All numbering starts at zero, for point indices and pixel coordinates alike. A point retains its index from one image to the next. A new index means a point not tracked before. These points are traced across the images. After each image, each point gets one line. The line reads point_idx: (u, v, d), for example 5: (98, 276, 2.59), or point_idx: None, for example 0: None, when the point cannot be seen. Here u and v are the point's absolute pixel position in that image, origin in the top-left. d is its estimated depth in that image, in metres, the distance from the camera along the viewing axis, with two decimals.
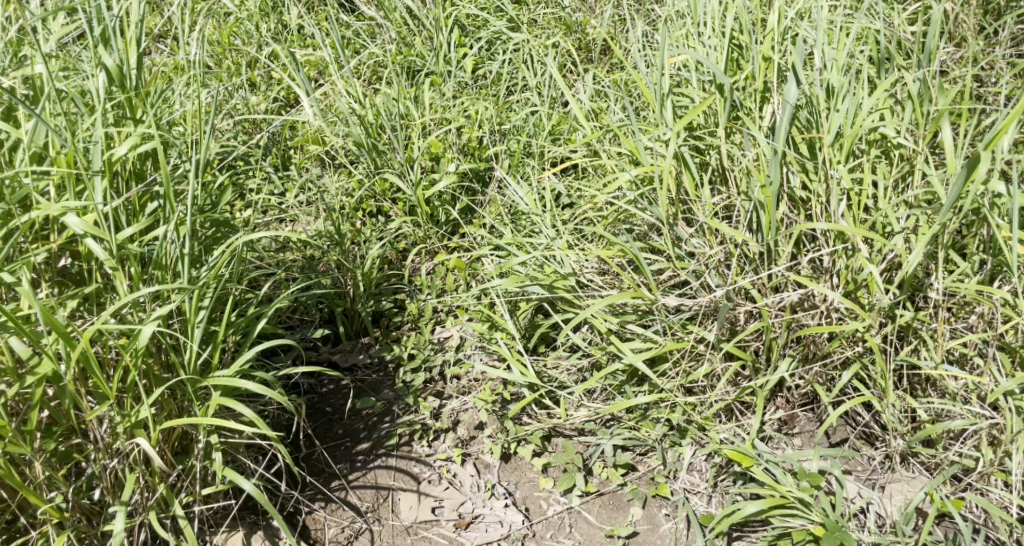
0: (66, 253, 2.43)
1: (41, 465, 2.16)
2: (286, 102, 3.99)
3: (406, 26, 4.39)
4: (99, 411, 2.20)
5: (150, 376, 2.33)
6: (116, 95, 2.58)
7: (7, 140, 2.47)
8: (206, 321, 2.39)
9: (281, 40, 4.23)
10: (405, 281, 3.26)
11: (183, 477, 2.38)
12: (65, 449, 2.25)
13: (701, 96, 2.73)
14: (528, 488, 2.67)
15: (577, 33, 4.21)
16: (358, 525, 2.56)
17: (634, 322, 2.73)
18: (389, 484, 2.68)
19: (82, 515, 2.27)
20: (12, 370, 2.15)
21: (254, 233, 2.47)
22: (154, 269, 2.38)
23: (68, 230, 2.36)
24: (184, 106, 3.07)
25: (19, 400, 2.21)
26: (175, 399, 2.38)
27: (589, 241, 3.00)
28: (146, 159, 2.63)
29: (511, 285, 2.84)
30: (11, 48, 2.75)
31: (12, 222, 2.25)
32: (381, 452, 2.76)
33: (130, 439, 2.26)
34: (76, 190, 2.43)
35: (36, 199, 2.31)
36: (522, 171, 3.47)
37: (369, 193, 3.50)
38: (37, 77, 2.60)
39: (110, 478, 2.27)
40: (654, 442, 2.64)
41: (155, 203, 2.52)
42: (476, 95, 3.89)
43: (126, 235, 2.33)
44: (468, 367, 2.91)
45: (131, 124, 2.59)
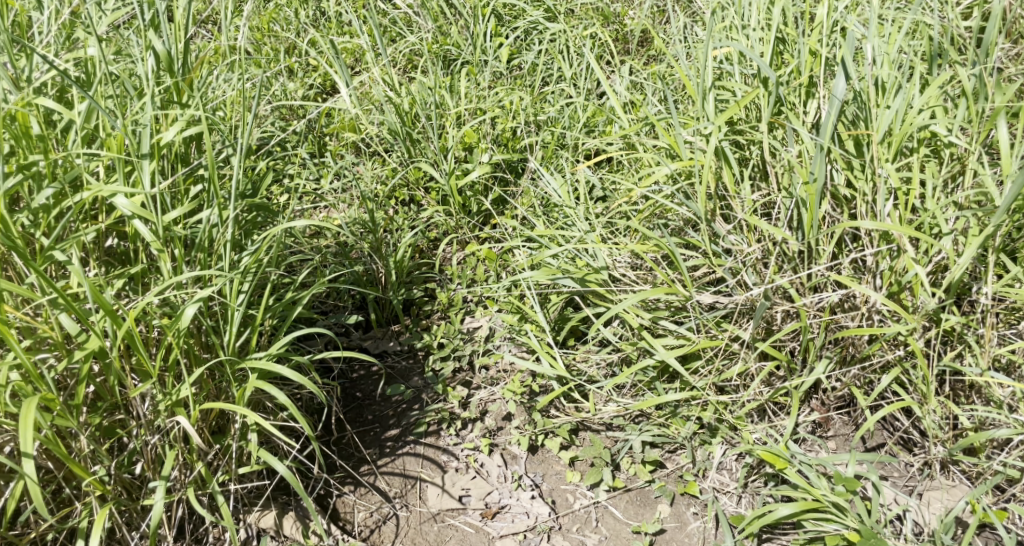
0: (112, 233, 2.46)
1: (86, 439, 2.19)
2: (323, 90, 3.99)
3: (443, 15, 4.38)
4: (142, 389, 2.23)
5: (191, 356, 2.35)
6: (163, 79, 2.60)
7: (59, 122, 2.50)
8: (245, 304, 2.40)
9: (319, 26, 4.24)
10: (436, 270, 3.26)
11: (220, 456, 2.40)
12: (109, 424, 2.27)
13: (742, 90, 2.69)
14: (555, 480, 2.66)
15: (614, 25, 4.19)
16: (386, 510, 2.58)
17: (667, 318, 2.69)
18: (416, 471, 2.69)
19: (123, 489, 2.29)
20: (61, 346, 2.18)
21: (294, 219, 2.47)
22: (197, 251, 2.40)
23: (116, 211, 2.39)
24: (226, 90, 3.08)
25: (66, 374, 2.23)
26: (214, 380, 2.40)
27: (622, 235, 2.98)
28: (191, 143, 2.65)
29: (541, 277, 2.83)
30: (63, 31, 2.78)
31: (64, 202, 2.28)
32: (409, 438, 2.77)
33: (171, 417, 2.28)
34: (124, 171, 2.46)
35: (87, 179, 2.34)
36: (556, 163, 3.45)
37: (402, 181, 3.50)
38: (88, 60, 2.62)
39: (151, 455, 2.31)
40: (683, 440, 2.62)
41: (199, 187, 2.54)
42: (511, 85, 3.88)
43: (171, 217, 2.34)
44: (498, 358, 2.90)
45: (178, 108, 2.61)
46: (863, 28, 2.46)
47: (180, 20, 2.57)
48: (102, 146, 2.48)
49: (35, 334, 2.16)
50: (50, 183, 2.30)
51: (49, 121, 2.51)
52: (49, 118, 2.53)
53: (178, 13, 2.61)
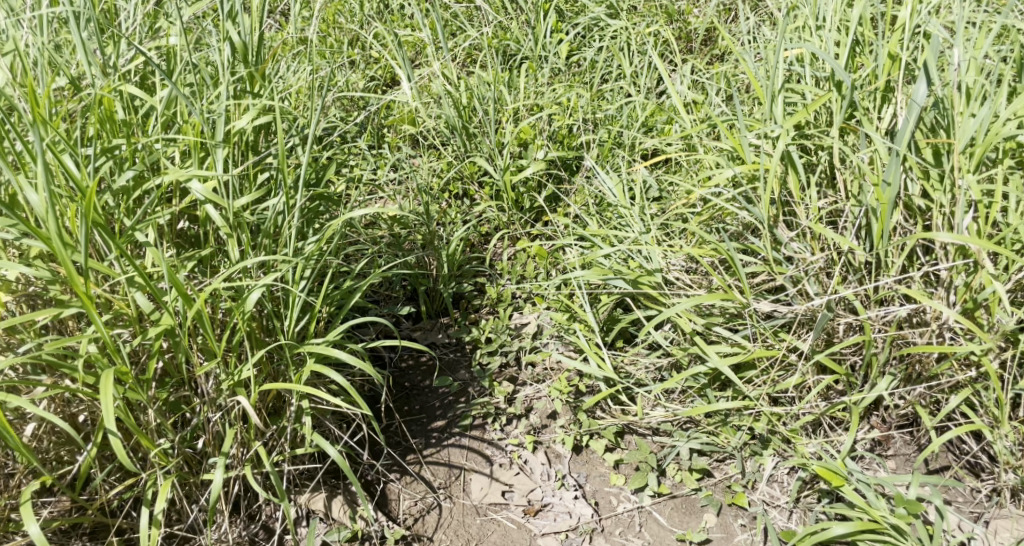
0: (184, 216, 2.49)
1: (153, 413, 2.22)
2: (383, 82, 4.01)
3: (504, 10, 4.36)
4: (207, 367, 2.25)
5: (253, 338, 2.37)
6: (238, 68, 2.63)
7: (142, 107, 2.55)
8: (304, 291, 2.41)
9: (383, 18, 4.25)
10: (486, 264, 3.23)
11: (275, 437, 2.41)
12: (174, 400, 2.31)
13: (813, 94, 2.62)
14: (598, 482, 2.62)
15: (678, 22, 4.11)
16: (430, 500, 2.57)
17: (721, 325, 2.64)
18: (461, 463, 2.67)
19: (185, 462, 2.32)
20: (136, 322, 2.21)
21: (354, 209, 2.47)
22: (263, 238, 2.41)
23: (190, 195, 2.42)
24: (293, 80, 3.10)
25: (138, 349, 2.27)
26: (272, 362, 2.42)
27: (677, 238, 2.92)
28: (260, 131, 2.67)
29: (592, 277, 2.78)
30: (146, 19, 2.84)
31: (143, 185, 2.32)
32: (455, 431, 2.75)
33: (232, 396, 2.30)
34: (199, 157, 2.50)
35: (166, 163, 2.37)
36: (612, 162, 3.41)
37: (457, 175, 3.49)
38: (171, 48, 2.67)
39: (213, 431, 2.33)
40: (733, 450, 2.58)
41: (266, 174, 2.56)
42: (570, 82, 3.84)
43: (241, 203, 2.36)
44: (545, 356, 2.86)
45: (250, 96, 2.63)
46: (946, 34, 2.38)
47: (256, 11, 2.60)
48: (180, 131, 2.52)
49: (112, 309, 2.20)
50: (131, 165, 2.34)
51: (132, 105, 2.56)
52: (132, 103, 2.58)
53: (254, 3, 2.64)
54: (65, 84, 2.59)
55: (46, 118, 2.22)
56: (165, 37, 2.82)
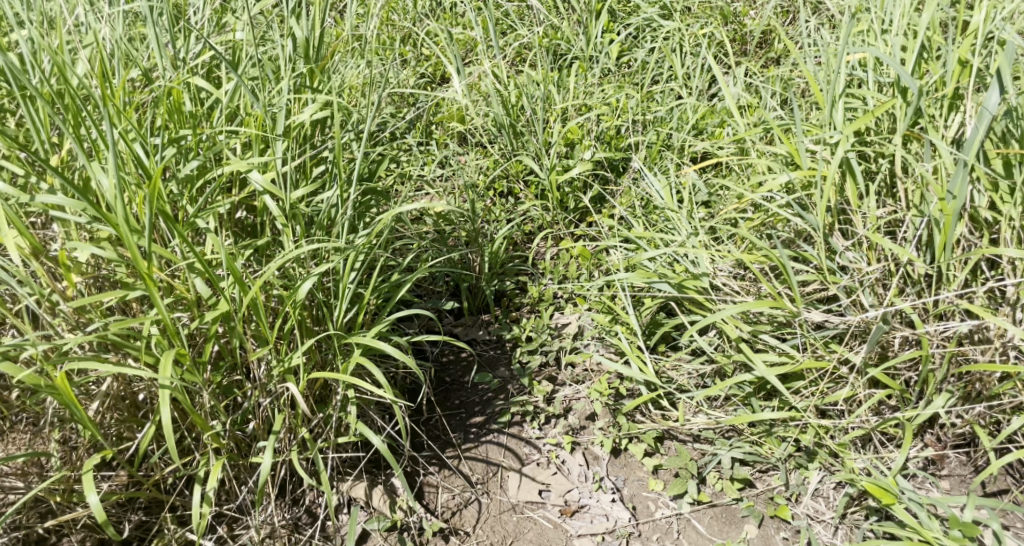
0: (242, 206, 2.52)
1: (208, 395, 2.25)
2: (432, 79, 4.02)
3: (556, 10, 4.33)
4: (260, 353, 2.26)
5: (304, 327, 2.38)
6: (298, 63, 2.65)
7: (208, 100, 2.59)
8: (354, 283, 2.42)
9: (436, 16, 4.25)
10: (528, 263, 3.20)
11: (322, 425, 2.43)
12: (227, 383, 2.33)
13: (875, 99, 2.56)
14: (636, 486, 2.59)
15: (733, 24, 4.04)
16: (468, 495, 2.57)
17: (769, 333, 2.59)
18: (498, 460, 2.67)
19: (235, 445, 2.35)
20: (195, 307, 2.24)
21: (404, 204, 2.46)
22: (316, 229, 2.42)
23: (249, 186, 2.45)
24: (350, 75, 3.13)
25: (196, 332, 2.30)
26: (320, 351, 2.43)
27: (726, 243, 2.88)
28: (316, 125, 2.69)
29: (637, 280, 2.74)
30: (214, 15, 2.89)
31: (206, 175, 2.35)
32: (494, 427, 2.74)
33: (282, 383, 2.32)
34: (261, 148, 2.53)
35: (228, 154, 2.40)
36: (660, 164, 3.36)
37: (503, 173, 3.47)
38: (237, 45, 2.72)
39: (262, 416, 2.35)
40: (777, 461, 2.52)
41: (322, 167, 2.57)
42: (620, 83, 3.80)
43: (298, 195, 2.38)
44: (585, 357, 2.83)
45: (309, 91, 2.66)
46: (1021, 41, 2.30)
47: (318, 6, 2.62)
48: (242, 123, 2.55)
49: (173, 293, 2.23)
50: (196, 155, 2.38)
51: (199, 98, 2.60)
52: (198, 96, 2.62)
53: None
54: (136, 75, 2.65)
55: (117, 106, 2.27)
56: (231, 32, 2.86)
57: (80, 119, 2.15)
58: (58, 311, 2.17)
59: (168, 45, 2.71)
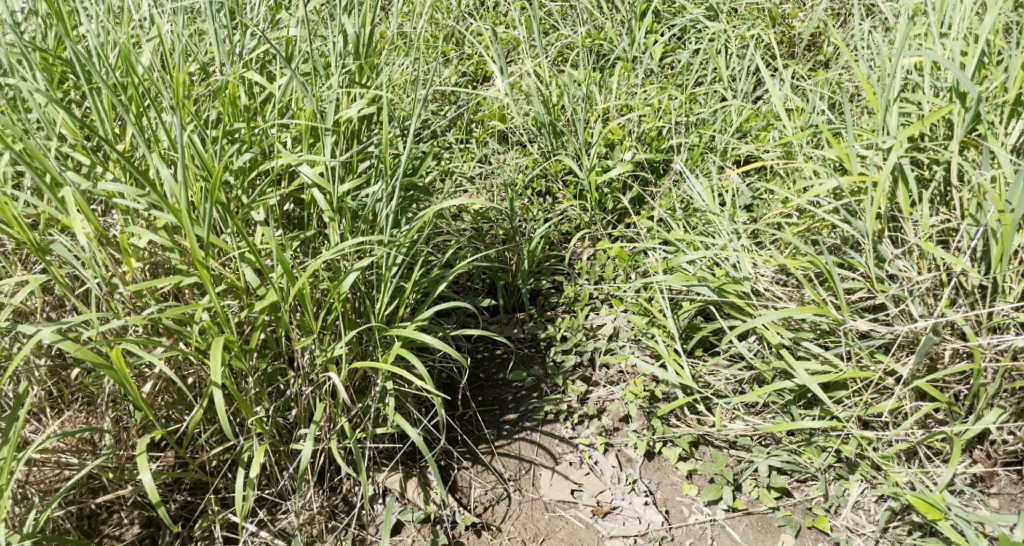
0: (290, 198, 2.54)
1: (254, 382, 2.27)
2: (474, 78, 4.02)
3: (600, 10, 4.31)
4: (304, 343, 2.28)
5: (347, 319, 2.39)
6: (348, 59, 2.66)
7: (262, 95, 2.62)
8: (396, 277, 2.42)
9: (479, 15, 4.25)
10: (565, 263, 3.17)
11: (360, 415, 2.44)
12: (272, 371, 2.35)
13: (931, 105, 2.51)
14: (669, 490, 2.56)
15: (781, 26, 3.98)
16: (500, 491, 2.57)
17: (811, 341, 2.54)
18: (531, 457, 2.65)
19: (277, 431, 2.36)
20: (244, 295, 2.26)
21: (448, 200, 2.46)
22: (361, 223, 2.43)
23: (297, 179, 2.47)
24: (398, 72, 3.14)
25: (244, 320, 2.32)
26: (361, 342, 2.44)
27: (769, 248, 2.84)
28: (364, 121, 2.71)
29: (675, 282, 2.71)
30: (269, 12, 2.92)
31: (259, 167, 2.37)
32: (527, 424, 2.73)
33: (325, 372, 2.33)
34: (311, 143, 2.55)
35: (278, 147, 2.42)
36: (702, 167, 3.31)
37: (542, 173, 3.45)
38: (290, 41, 2.74)
39: (304, 404, 2.37)
40: (817, 471, 2.48)
41: (367, 162, 2.58)
42: (662, 84, 3.76)
43: (345, 189, 2.39)
44: (621, 359, 2.80)
45: (358, 87, 2.67)
46: None
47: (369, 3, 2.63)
48: (294, 117, 2.57)
49: (223, 281, 2.25)
50: (250, 148, 2.40)
51: (252, 92, 2.63)
52: (252, 90, 2.65)
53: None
54: (195, 69, 2.69)
55: (178, 99, 2.31)
56: (285, 28, 2.89)
57: (144, 109, 2.19)
58: (117, 295, 2.21)
59: (226, 40, 2.75)
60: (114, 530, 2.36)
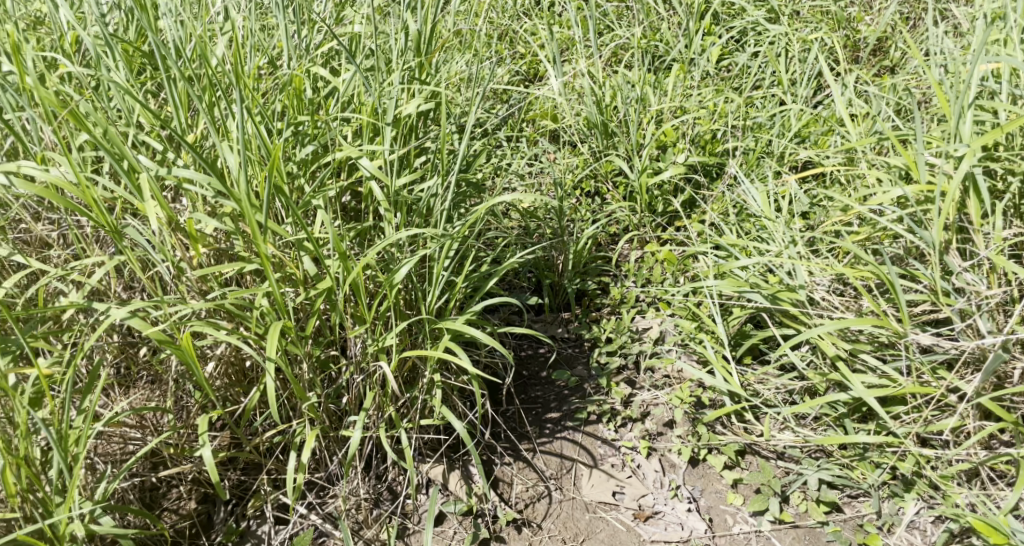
0: (348, 190, 2.55)
1: (308, 368, 2.28)
2: (527, 77, 4.01)
3: (657, 11, 4.26)
4: (357, 332, 2.28)
5: (398, 312, 2.39)
6: (409, 56, 2.67)
7: (326, 88, 2.64)
8: (448, 271, 2.41)
9: (535, 14, 4.24)
10: (612, 264, 3.13)
11: (408, 406, 2.44)
12: (325, 358, 2.37)
13: (1007, 114, 2.42)
14: (713, 498, 2.52)
15: (846, 30, 3.88)
16: (541, 489, 2.54)
17: (869, 353, 2.48)
18: (573, 457, 2.62)
19: (328, 418, 2.38)
20: (302, 282, 2.28)
21: (502, 196, 2.44)
22: (416, 217, 2.43)
23: (354, 171, 2.47)
24: (458, 70, 3.15)
25: (301, 308, 2.34)
26: (411, 334, 2.43)
27: (826, 256, 2.77)
28: (422, 117, 2.71)
29: (727, 287, 2.66)
30: (335, 8, 2.95)
31: (319, 159, 2.39)
32: (569, 424, 2.69)
33: (376, 361, 2.33)
34: (370, 136, 2.56)
35: (339, 139, 2.43)
36: (758, 172, 3.24)
37: (592, 173, 3.42)
38: (355, 37, 2.76)
39: (355, 392, 2.37)
40: (869, 487, 2.42)
41: (423, 158, 2.58)
42: (720, 87, 3.70)
43: (401, 182, 2.38)
44: (667, 363, 2.75)
45: (419, 83, 2.67)
46: None
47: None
48: (355, 110, 2.58)
49: (283, 268, 2.27)
50: (312, 140, 2.41)
51: (317, 86, 2.65)
52: (316, 83, 2.68)
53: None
54: (263, 63, 2.72)
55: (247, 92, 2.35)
56: (351, 25, 2.91)
57: (216, 98, 2.22)
58: (184, 279, 2.24)
59: (293, 35, 2.78)
60: (173, 504, 2.38)
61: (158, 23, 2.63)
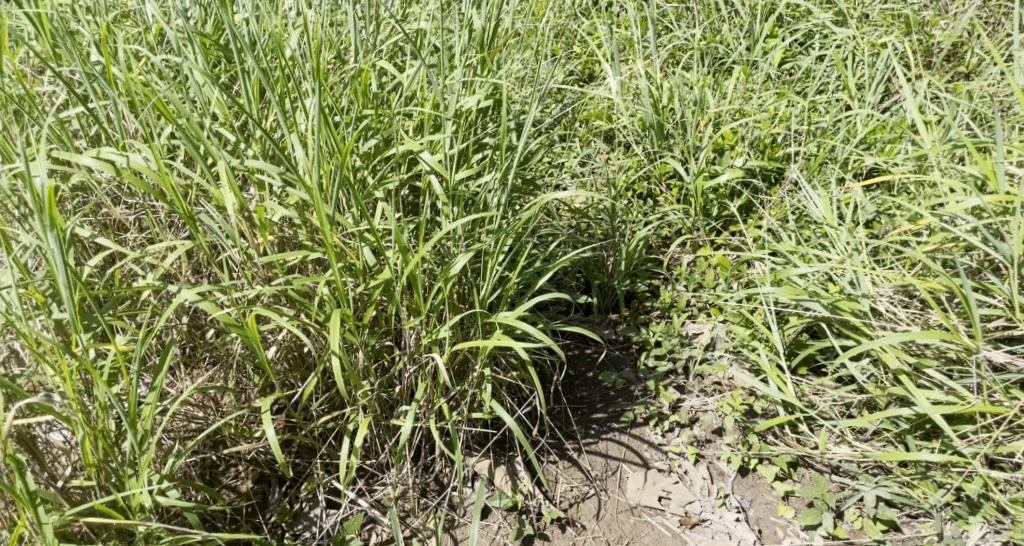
0: (408, 184, 2.55)
1: (363, 356, 2.27)
2: (582, 77, 3.96)
3: (719, 13, 4.17)
4: (412, 323, 2.27)
5: (452, 306, 2.37)
6: (471, 54, 2.66)
7: (390, 83, 2.64)
8: (502, 266, 2.38)
9: (595, 13, 4.19)
10: (662, 268, 3.06)
11: (457, 400, 2.41)
12: (379, 348, 2.36)
13: None
14: (763, 509, 2.46)
15: (919, 34, 3.76)
16: (586, 489, 2.50)
17: (936, 369, 2.39)
18: (619, 457, 2.58)
19: (380, 406, 2.37)
20: (361, 273, 2.27)
21: (560, 193, 2.41)
22: (475, 212, 2.41)
23: (415, 166, 2.46)
24: (521, 68, 3.13)
25: (360, 297, 2.34)
26: (464, 328, 2.41)
27: (890, 267, 2.69)
28: (483, 113, 2.69)
29: (784, 295, 2.58)
30: (400, 3, 2.95)
31: (382, 152, 2.38)
32: (616, 426, 2.64)
33: (428, 352, 2.31)
34: (432, 131, 2.55)
35: (401, 133, 2.43)
36: (820, 178, 3.15)
37: (646, 175, 3.36)
38: (421, 33, 2.76)
39: (407, 383, 2.36)
40: (930, 507, 2.34)
41: (482, 155, 2.56)
42: (783, 91, 3.61)
43: (461, 177, 2.37)
44: (718, 370, 2.68)
45: (481, 80, 2.66)
46: None
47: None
48: (418, 104, 2.58)
49: (343, 258, 2.27)
50: (375, 134, 2.41)
51: (381, 80, 2.66)
52: (380, 77, 2.68)
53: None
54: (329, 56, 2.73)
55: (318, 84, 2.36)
56: (415, 21, 2.91)
57: (287, 88, 2.23)
58: (251, 265, 2.25)
59: (359, 29, 2.79)
60: (231, 482, 2.39)
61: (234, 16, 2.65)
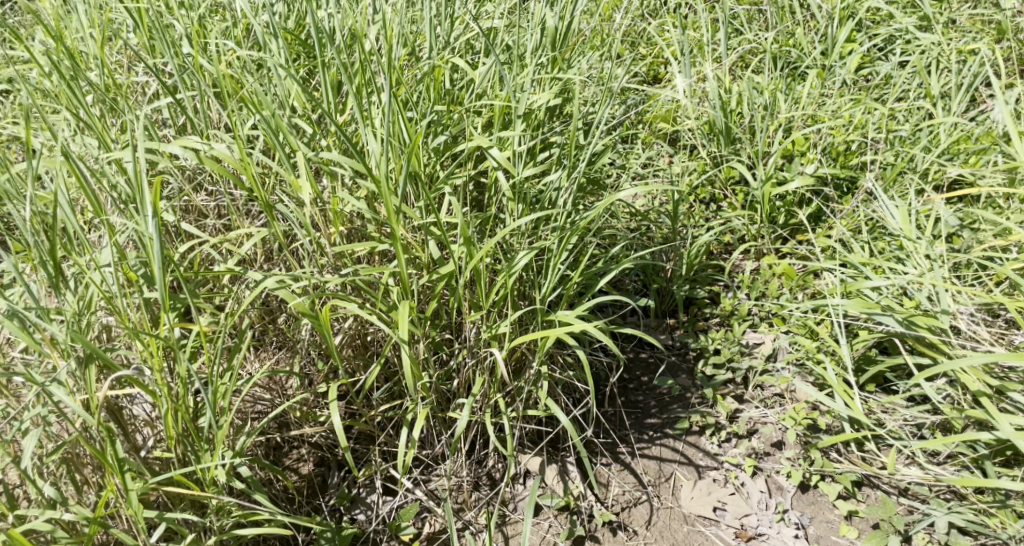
0: (475, 180, 2.51)
1: (423, 347, 2.24)
2: (648, 78, 3.87)
3: (794, 16, 4.05)
4: (474, 317, 2.23)
5: (512, 303, 2.32)
6: (543, 51, 2.61)
7: (462, 78, 2.61)
8: (564, 265, 2.32)
9: (665, 12, 4.10)
10: (724, 274, 2.95)
11: (513, 397, 2.36)
12: (438, 340, 2.33)
13: None
14: (824, 527, 2.36)
15: (1009, 41, 3.59)
16: (638, 494, 2.43)
17: (1019, 393, 2.27)
18: (672, 463, 2.50)
19: (438, 400, 2.33)
20: (427, 266, 2.25)
21: (629, 193, 2.35)
22: (541, 209, 2.36)
23: (483, 161, 2.42)
24: (593, 66, 3.08)
25: (425, 289, 2.31)
26: (522, 325, 2.36)
27: (972, 284, 2.57)
28: (550, 110, 2.64)
29: (856, 308, 2.47)
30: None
31: (451, 147, 2.35)
32: (669, 432, 2.57)
33: (487, 347, 2.27)
34: (501, 127, 2.51)
35: (471, 127, 2.39)
36: (895, 189, 3.02)
37: (710, 179, 3.26)
38: (494, 29, 2.72)
39: (465, 376, 2.32)
40: (1009, 538, 2.20)
41: (549, 153, 2.51)
42: (861, 97, 3.48)
43: (528, 174, 2.32)
44: (781, 381, 2.58)
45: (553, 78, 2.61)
46: None
47: None
48: (488, 100, 2.54)
49: (410, 250, 2.25)
50: (445, 128, 2.38)
51: (451, 75, 2.62)
52: (451, 72, 2.65)
53: None
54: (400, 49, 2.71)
55: (392, 78, 2.34)
56: (488, 17, 2.88)
57: (362, 79, 2.21)
58: (322, 254, 2.23)
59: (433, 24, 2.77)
60: (292, 464, 2.39)
61: (313, 10, 2.66)
